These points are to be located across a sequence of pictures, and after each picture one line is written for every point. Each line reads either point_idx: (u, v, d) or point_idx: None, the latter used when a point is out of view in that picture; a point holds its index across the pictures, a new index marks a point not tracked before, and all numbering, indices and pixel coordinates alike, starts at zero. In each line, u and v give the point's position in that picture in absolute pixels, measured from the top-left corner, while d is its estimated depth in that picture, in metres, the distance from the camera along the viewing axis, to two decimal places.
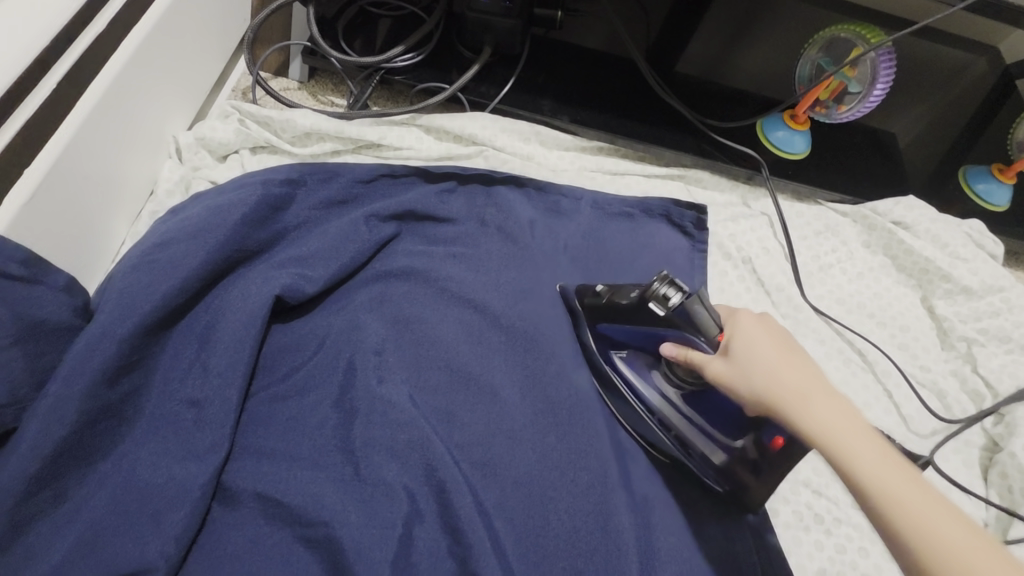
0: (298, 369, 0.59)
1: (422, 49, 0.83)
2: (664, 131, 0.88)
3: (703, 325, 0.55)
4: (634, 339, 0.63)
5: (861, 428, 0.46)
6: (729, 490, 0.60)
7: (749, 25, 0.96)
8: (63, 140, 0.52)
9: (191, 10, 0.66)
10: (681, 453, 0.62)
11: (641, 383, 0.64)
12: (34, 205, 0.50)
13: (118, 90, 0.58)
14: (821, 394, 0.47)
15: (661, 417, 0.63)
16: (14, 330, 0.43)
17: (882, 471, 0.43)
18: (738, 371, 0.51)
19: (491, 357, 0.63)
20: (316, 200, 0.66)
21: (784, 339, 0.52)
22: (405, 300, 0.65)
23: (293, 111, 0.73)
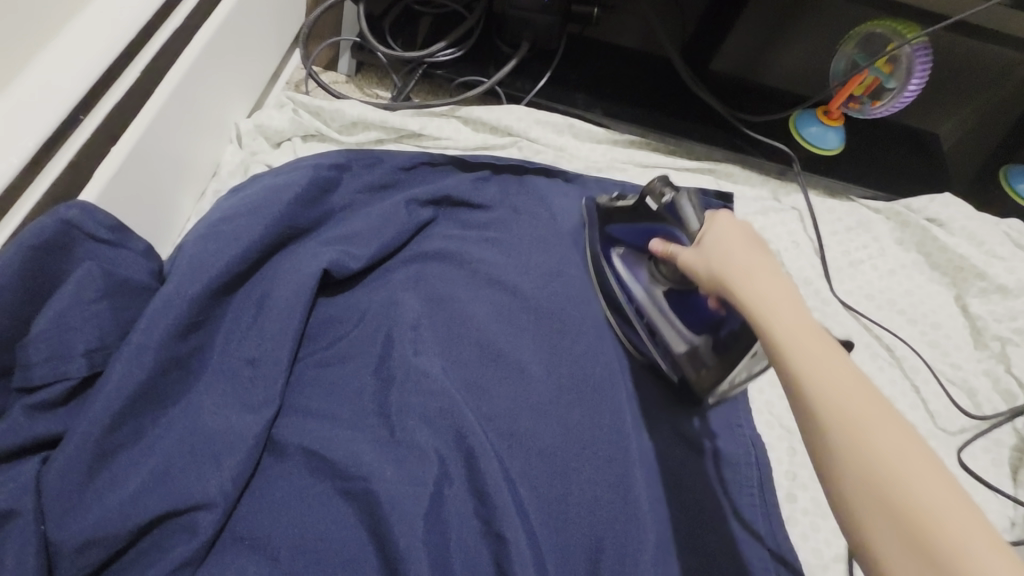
0: (339, 338, 0.64)
1: (464, 44, 0.87)
2: (695, 125, 0.90)
3: (687, 220, 0.63)
4: (634, 238, 0.71)
5: (799, 305, 0.48)
6: (681, 377, 0.68)
7: (785, 26, 0.96)
8: (143, 124, 0.58)
9: (255, 9, 0.72)
10: (648, 341, 0.70)
11: (630, 278, 0.71)
12: (119, 179, 0.56)
13: (193, 79, 0.64)
14: (769, 276, 0.50)
15: (640, 308, 0.70)
16: (102, 286, 0.49)
17: (795, 329, 0.45)
18: (703, 258, 0.56)
19: (520, 335, 0.67)
20: (362, 184, 0.71)
21: (756, 239, 0.55)
22: (440, 279, 0.69)
23: (342, 101, 0.78)
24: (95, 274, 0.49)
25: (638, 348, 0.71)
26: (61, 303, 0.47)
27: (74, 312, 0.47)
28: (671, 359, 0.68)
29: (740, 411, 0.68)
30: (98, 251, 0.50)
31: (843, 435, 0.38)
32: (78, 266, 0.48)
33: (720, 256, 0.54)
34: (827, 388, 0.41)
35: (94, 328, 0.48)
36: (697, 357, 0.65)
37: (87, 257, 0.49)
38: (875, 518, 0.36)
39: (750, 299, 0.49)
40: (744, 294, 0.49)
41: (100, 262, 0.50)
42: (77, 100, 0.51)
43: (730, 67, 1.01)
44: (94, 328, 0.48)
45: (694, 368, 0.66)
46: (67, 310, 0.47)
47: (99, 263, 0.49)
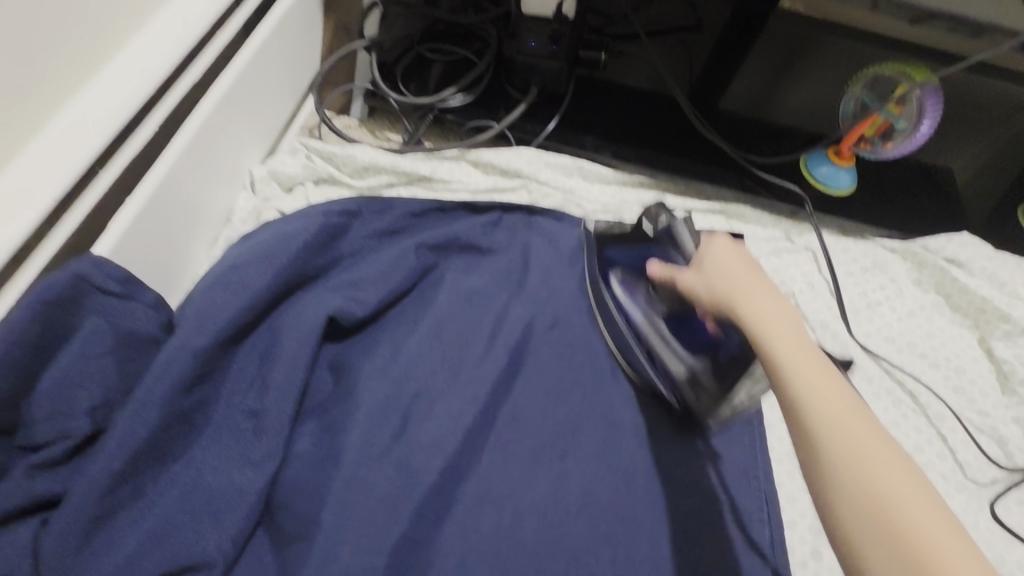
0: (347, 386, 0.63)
1: (474, 90, 0.89)
2: (706, 166, 0.89)
3: (681, 242, 0.63)
4: (632, 262, 0.71)
5: (803, 333, 0.49)
6: (683, 403, 0.67)
7: (787, 70, 1.02)
8: (155, 179, 0.59)
9: (268, 61, 0.74)
10: (647, 365, 0.69)
11: (628, 301, 0.71)
12: (133, 231, 0.57)
13: (204, 134, 0.65)
14: (774, 299, 0.51)
15: (639, 332, 0.70)
16: (110, 342, 0.50)
17: (799, 354, 0.46)
18: (702, 279, 0.56)
19: (527, 385, 0.66)
20: (372, 229, 0.71)
21: (754, 261, 0.56)
22: (449, 324, 0.68)
23: (354, 147, 0.81)
24: (102, 330, 0.49)
25: (636, 370, 0.69)
26: (66, 362, 0.47)
27: (79, 371, 0.47)
28: (671, 381, 0.67)
29: (757, 461, 0.66)
30: (106, 303, 0.49)
31: (848, 477, 0.40)
32: (87, 323, 0.49)
33: (719, 275, 0.54)
34: (827, 413, 0.43)
35: (98, 384, 0.48)
36: (696, 382, 0.65)
37: (94, 310, 0.49)
38: (871, 543, 0.38)
39: (754, 320, 0.49)
40: (749, 318, 0.50)
41: (105, 314, 0.50)
42: (96, 155, 0.52)
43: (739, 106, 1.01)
44: (99, 386, 0.48)
45: (695, 395, 0.65)
46: (72, 368, 0.47)
47: (104, 318, 0.50)
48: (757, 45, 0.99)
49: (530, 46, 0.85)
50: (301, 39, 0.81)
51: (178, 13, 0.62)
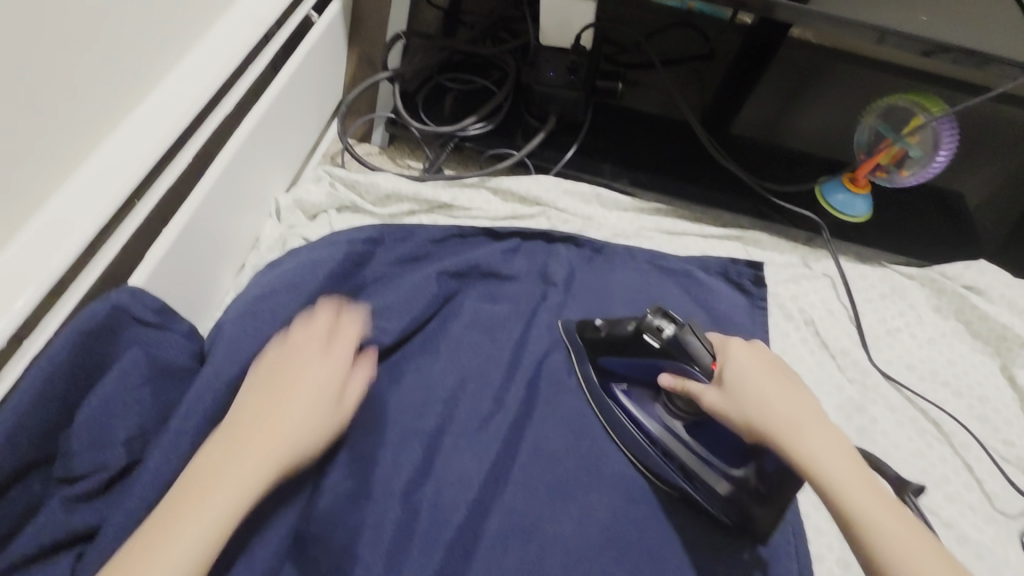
0: (370, 414, 0.63)
1: (494, 118, 0.91)
2: (722, 193, 0.90)
3: (697, 355, 0.59)
4: (634, 372, 0.66)
5: (852, 462, 0.53)
6: (737, 520, 0.61)
7: (793, 100, 1.03)
8: (188, 212, 0.60)
9: (295, 96, 0.76)
10: (685, 485, 0.63)
11: (642, 412, 0.67)
12: (166, 263, 0.58)
13: (234, 167, 0.67)
14: (812, 428, 0.54)
15: (664, 447, 0.65)
16: (145, 373, 0.51)
17: (861, 497, 0.50)
18: (734, 405, 0.57)
19: (548, 418, 0.67)
20: (394, 257, 0.72)
21: (775, 373, 0.59)
22: (470, 352, 0.70)
23: (377, 175, 0.82)
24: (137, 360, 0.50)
25: (675, 487, 0.63)
26: (105, 394, 0.48)
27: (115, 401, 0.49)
28: (716, 500, 0.61)
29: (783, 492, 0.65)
30: (141, 333, 0.51)
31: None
32: (123, 353, 0.50)
33: (755, 400, 0.56)
34: (907, 560, 0.47)
35: (133, 415, 0.49)
36: (746, 499, 0.60)
37: (130, 340, 0.50)
38: None
39: (808, 460, 0.52)
40: (802, 455, 0.53)
41: (139, 343, 0.51)
42: (132, 187, 0.54)
43: (751, 131, 0.99)
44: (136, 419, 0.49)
45: (749, 511, 0.60)
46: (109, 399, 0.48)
47: (138, 347, 0.51)
48: (758, 82, 1.03)
49: (548, 76, 0.86)
50: (327, 71, 0.83)
51: (208, 50, 0.66)
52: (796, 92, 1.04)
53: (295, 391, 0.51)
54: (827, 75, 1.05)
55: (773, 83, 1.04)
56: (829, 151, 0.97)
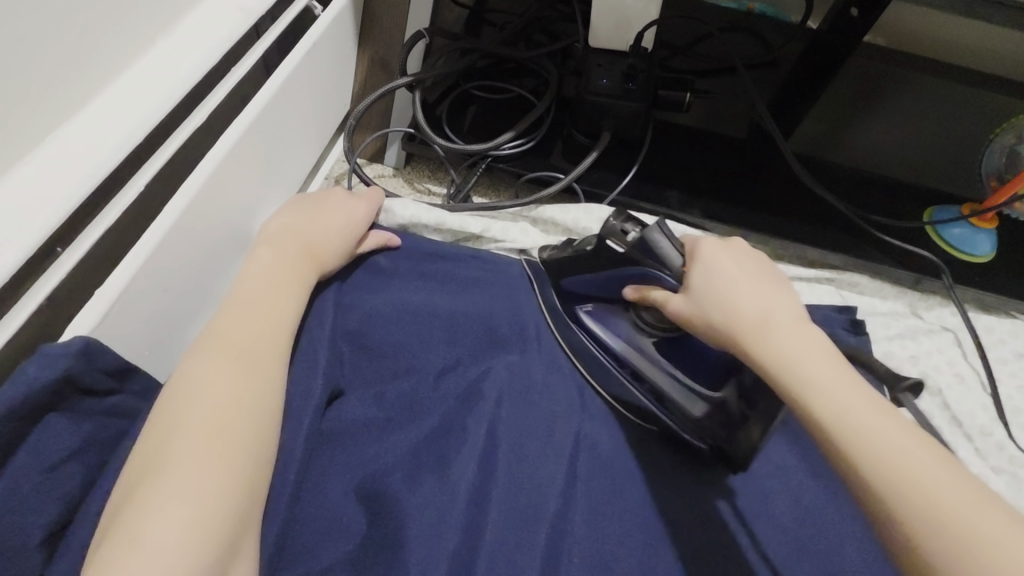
0: (379, 527, 0.47)
1: (534, 135, 0.75)
2: (813, 227, 0.73)
3: (668, 258, 0.50)
4: (596, 290, 0.59)
5: (831, 355, 0.43)
6: (713, 446, 0.53)
7: (857, 111, 0.88)
8: (136, 261, 0.45)
9: (291, 107, 0.61)
10: (653, 410, 0.56)
11: (605, 334, 0.59)
12: (125, 315, 0.45)
13: (204, 200, 0.51)
14: (789, 323, 0.45)
15: (632, 369, 0.57)
16: (85, 478, 0.41)
17: (836, 389, 0.41)
18: (694, 304, 0.48)
19: (614, 531, 0.49)
20: (410, 275, 0.63)
21: (753, 269, 0.50)
22: (517, 444, 0.52)
23: (393, 200, 0.68)
24: (50, 467, 0.39)
25: (642, 415, 0.56)
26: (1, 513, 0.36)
27: (27, 511, 0.37)
28: (687, 423, 0.54)
29: None
30: (93, 405, 0.42)
31: (907, 515, 0.36)
32: (40, 453, 0.39)
33: (715, 293, 0.48)
34: (870, 443, 0.38)
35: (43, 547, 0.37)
36: (722, 420, 0.53)
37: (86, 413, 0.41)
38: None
39: (774, 355, 0.43)
40: (767, 350, 0.44)
41: (49, 444, 0.39)
42: (55, 230, 0.41)
43: (806, 147, 0.84)
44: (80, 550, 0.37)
45: (727, 432, 0.52)
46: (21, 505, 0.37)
47: (45, 452, 0.39)
48: (824, 91, 0.88)
49: (601, 84, 0.71)
50: (334, 76, 0.68)
51: (184, 44, 0.52)
52: (861, 100, 0.89)
53: (257, 298, 0.49)
54: (904, 84, 0.90)
55: (837, 90, 0.90)
56: (931, 180, 0.81)
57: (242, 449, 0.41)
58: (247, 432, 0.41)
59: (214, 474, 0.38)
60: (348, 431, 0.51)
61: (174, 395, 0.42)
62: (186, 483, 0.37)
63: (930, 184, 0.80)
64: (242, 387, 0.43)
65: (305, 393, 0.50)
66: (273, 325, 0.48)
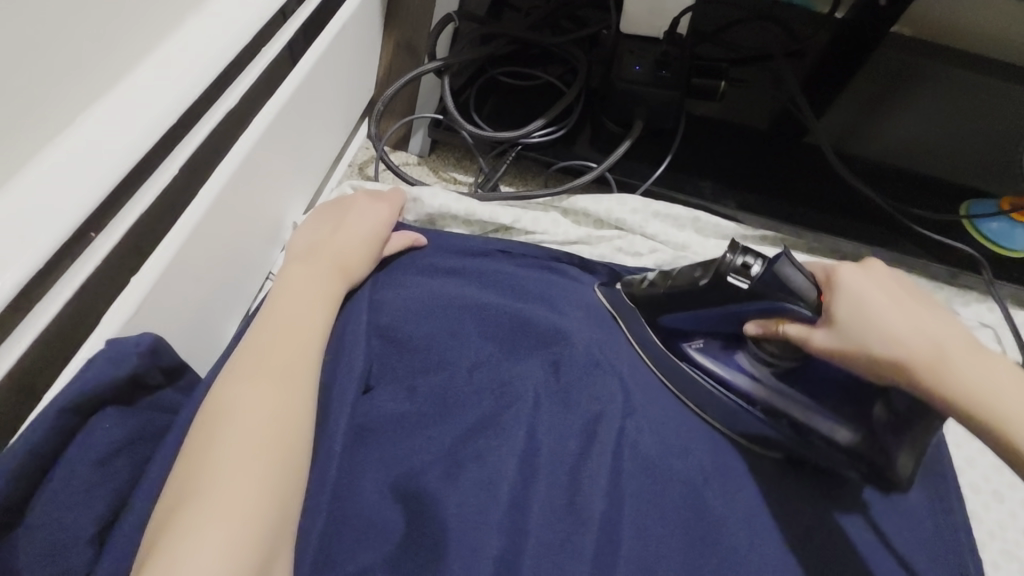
0: (420, 526, 0.45)
1: (563, 123, 0.73)
2: (848, 220, 0.72)
3: (800, 290, 0.48)
4: (702, 325, 0.56)
5: (992, 362, 0.44)
6: (865, 470, 0.52)
7: (884, 101, 0.86)
8: (169, 251, 0.44)
9: (321, 91, 0.59)
10: (796, 445, 0.53)
11: (725, 371, 0.56)
12: (160, 306, 0.43)
13: (236, 188, 0.49)
14: (950, 339, 0.45)
15: (762, 404, 0.54)
16: (130, 474, 0.39)
17: (1016, 402, 0.42)
18: (853, 340, 0.46)
19: (658, 530, 0.48)
20: (436, 267, 0.62)
21: (899, 290, 0.47)
22: (558, 441, 0.50)
23: (421, 189, 0.67)
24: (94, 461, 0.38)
25: (777, 449, 0.54)
26: (35, 508, 0.35)
27: (69, 507, 0.36)
28: (838, 457, 0.52)
29: None
30: (135, 398, 0.41)
31: None
32: (85, 445, 0.38)
33: (873, 327, 0.45)
34: None
35: (87, 545, 0.35)
36: (872, 443, 0.51)
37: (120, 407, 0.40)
38: None
39: (958, 385, 0.43)
40: (953, 384, 0.43)
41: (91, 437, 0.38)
42: (89, 213, 0.39)
43: (832, 134, 0.82)
44: (126, 544, 0.36)
45: (880, 454, 0.51)
46: (54, 499, 0.36)
47: (89, 443, 0.38)
48: (854, 80, 0.86)
49: (633, 71, 0.69)
50: (360, 61, 0.66)
51: (212, 23, 0.50)
52: (891, 88, 0.87)
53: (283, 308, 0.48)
54: (936, 75, 0.87)
55: (866, 78, 0.87)
56: (956, 174, 0.79)
57: (282, 464, 0.39)
58: (289, 443, 0.40)
59: (256, 489, 0.36)
60: (383, 426, 0.50)
61: (216, 412, 0.40)
62: (229, 494, 0.36)
63: (952, 180, 0.78)
64: (282, 401, 0.42)
65: (339, 387, 0.50)
66: (304, 332, 0.47)
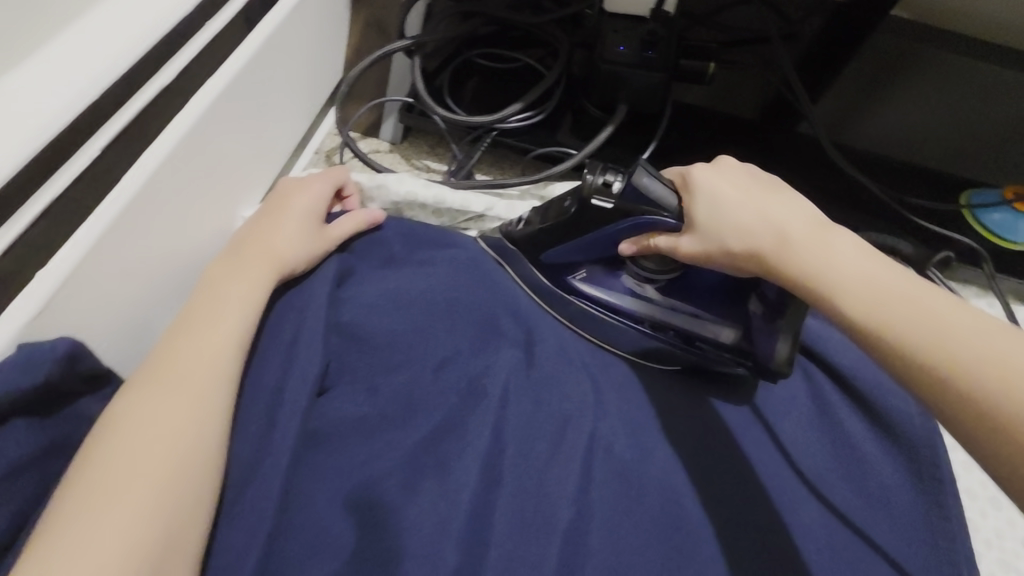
0: (373, 541, 0.42)
1: (542, 107, 0.69)
2: (839, 210, 0.69)
3: (658, 197, 0.47)
4: (582, 256, 0.54)
5: (835, 236, 0.42)
6: (751, 368, 0.52)
7: (889, 81, 0.80)
8: (87, 241, 0.40)
9: (275, 70, 0.55)
10: (689, 353, 0.54)
11: (610, 295, 0.55)
12: (78, 299, 0.40)
13: (168, 174, 0.45)
14: (789, 218, 0.43)
15: (651, 321, 0.54)
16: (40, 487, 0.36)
17: (854, 271, 0.39)
18: (701, 236, 0.45)
19: (629, 541, 0.44)
20: (404, 254, 0.58)
21: (754, 184, 0.46)
22: (524, 445, 0.47)
23: (386, 176, 0.63)
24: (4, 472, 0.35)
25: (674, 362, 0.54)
26: None
27: None
28: (725, 355, 0.53)
29: None
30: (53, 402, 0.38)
31: (960, 383, 0.34)
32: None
33: (721, 220, 0.44)
34: (900, 310, 0.37)
35: None
36: (750, 338, 0.51)
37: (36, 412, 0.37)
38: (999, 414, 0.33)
39: (794, 260, 0.41)
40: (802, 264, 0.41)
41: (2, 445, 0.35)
42: None
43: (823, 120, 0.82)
44: (28, 563, 0.32)
45: (760, 351, 0.50)
46: None
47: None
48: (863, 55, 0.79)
49: (617, 51, 0.65)
50: (324, 40, 0.62)
51: None
52: (900, 55, 0.79)
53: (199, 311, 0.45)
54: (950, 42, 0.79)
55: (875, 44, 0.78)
56: (945, 162, 0.78)
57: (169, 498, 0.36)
58: (186, 479, 0.37)
59: (127, 523, 0.34)
60: (339, 431, 0.46)
61: (114, 427, 0.38)
62: (121, 516, 0.35)
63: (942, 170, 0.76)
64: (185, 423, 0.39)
65: (287, 390, 0.46)
66: (228, 337, 0.44)
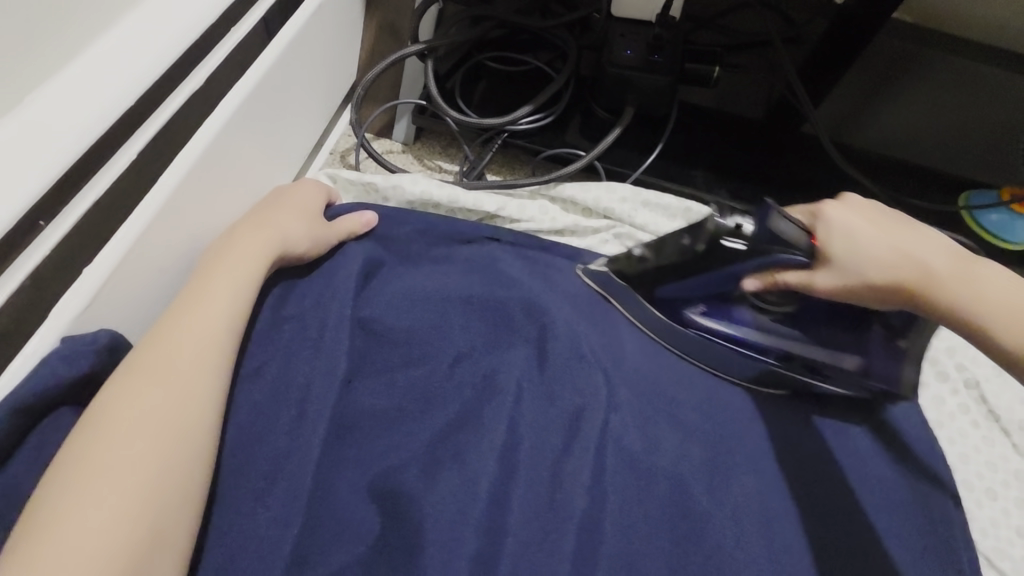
0: (395, 526, 0.44)
1: (551, 110, 0.70)
2: None
3: (794, 238, 0.47)
4: (700, 290, 0.54)
5: (975, 265, 0.44)
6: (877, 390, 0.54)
7: (883, 88, 0.83)
8: (122, 244, 0.42)
9: (296, 74, 0.57)
10: (815, 383, 0.55)
11: (728, 327, 0.55)
12: (114, 298, 0.42)
13: (196, 179, 0.47)
14: (932, 253, 0.45)
15: (779, 353, 0.54)
16: None
17: (1003, 301, 0.42)
18: (846, 273, 0.45)
19: (638, 528, 0.46)
20: (427, 253, 0.60)
21: (884, 215, 0.47)
22: (537, 436, 0.49)
23: (401, 176, 0.65)
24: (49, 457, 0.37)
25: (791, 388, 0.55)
26: None
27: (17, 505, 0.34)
28: (849, 381, 0.54)
29: None
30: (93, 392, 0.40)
31: None
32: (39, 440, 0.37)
33: (866, 256, 0.45)
34: None
35: None
36: (876, 360, 0.53)
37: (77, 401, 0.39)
38: None
39: (951, 297, 0.43)
40: (953, 299, 0.43)
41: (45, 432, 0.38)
42: (38, 200, 0.37)
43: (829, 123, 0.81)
44: None
45: (886, 372, 0.54)
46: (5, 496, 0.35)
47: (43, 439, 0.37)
48: (855, 64, 0.83)
49: (624, 55, 0.66)
50: (340, 44, 0.64)
51: None
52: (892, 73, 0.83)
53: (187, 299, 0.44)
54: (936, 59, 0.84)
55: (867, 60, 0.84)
56: (956, 163, 0.78)
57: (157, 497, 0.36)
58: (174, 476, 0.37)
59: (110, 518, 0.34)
60: (360, 421, 0.48)
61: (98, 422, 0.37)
62: (98, 512, 0.34)
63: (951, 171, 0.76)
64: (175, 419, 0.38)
65: (311, 382, 0.48)
66: (216, 325, 0.43)
